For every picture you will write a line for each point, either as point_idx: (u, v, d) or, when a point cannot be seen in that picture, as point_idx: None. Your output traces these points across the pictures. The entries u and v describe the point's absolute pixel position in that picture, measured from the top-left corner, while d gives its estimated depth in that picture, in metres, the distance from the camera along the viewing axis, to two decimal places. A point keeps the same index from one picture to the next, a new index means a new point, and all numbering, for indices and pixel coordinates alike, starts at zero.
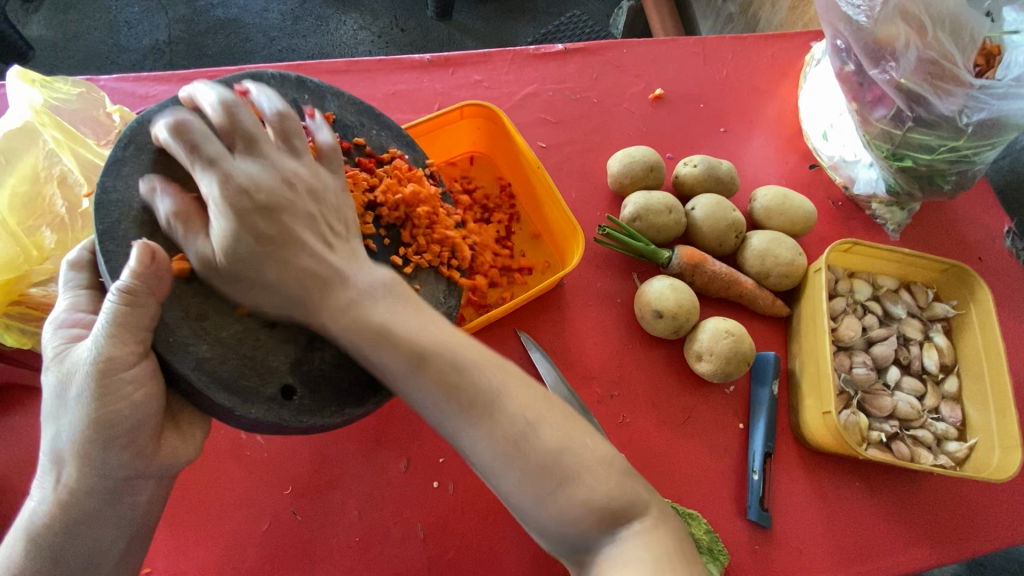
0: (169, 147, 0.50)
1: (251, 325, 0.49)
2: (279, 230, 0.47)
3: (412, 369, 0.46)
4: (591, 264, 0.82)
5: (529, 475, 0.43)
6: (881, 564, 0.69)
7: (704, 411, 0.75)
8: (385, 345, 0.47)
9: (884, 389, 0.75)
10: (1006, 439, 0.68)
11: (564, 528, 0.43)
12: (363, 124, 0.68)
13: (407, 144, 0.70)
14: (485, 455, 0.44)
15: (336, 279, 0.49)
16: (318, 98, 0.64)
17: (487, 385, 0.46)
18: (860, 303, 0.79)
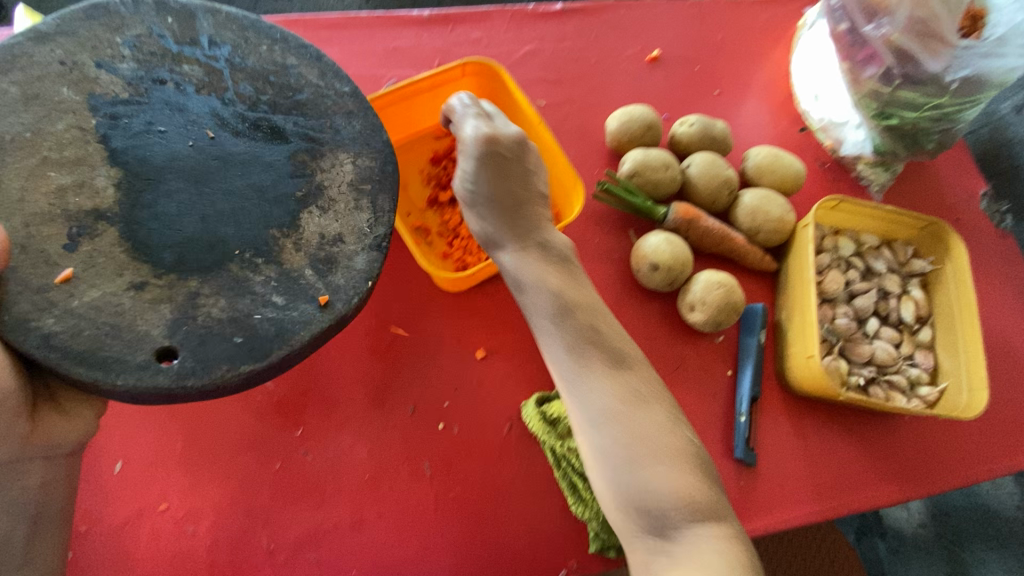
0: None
1: (112, 288, 0.47)
2: (504, 183, 0.59)
3: (550, 321, 0.58)
4: (589, 220, 0.85)
5: (602, 416, 0.54)
6: (857, 500, 0.74)
7: (694, 358, 0.79)
8: (536, 311, 0.58)
9: (863, 337, 0.79)
10: (973, 380, 0.74)
11: (637, 491, 0.52)
12: (249, 39, 0.58)
13: (307, 53, 0.59)
14: (568, 374, 0.56)
15: (555, 273, 0.59)
16: (185, 18, 0.56)
17: (597, 346, 0.57)
18: (844, 259, 0.83)
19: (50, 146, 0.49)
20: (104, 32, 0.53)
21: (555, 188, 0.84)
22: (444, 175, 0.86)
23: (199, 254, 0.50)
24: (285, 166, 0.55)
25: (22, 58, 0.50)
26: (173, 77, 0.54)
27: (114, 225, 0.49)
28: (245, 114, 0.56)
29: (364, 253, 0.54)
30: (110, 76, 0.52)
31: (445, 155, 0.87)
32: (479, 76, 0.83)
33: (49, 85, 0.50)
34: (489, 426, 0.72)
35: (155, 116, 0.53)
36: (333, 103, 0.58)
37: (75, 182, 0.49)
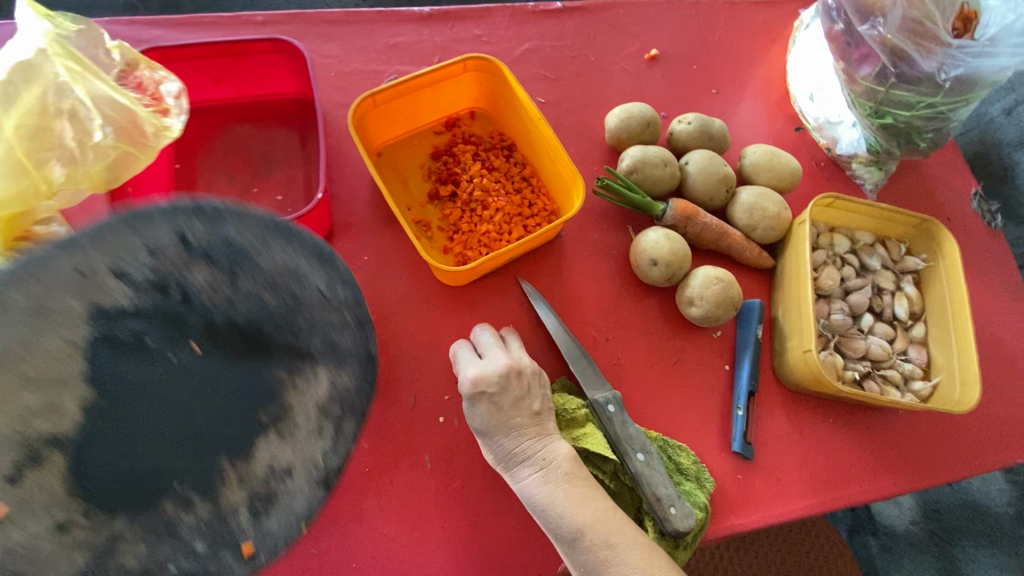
0: None
1: (36, 529, 0.42)
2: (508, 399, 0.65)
3: (557, 508, 0.58)
4: (587, 216, 0.85)
5: (609, 563, 0.56)
6: (852, 493, 0.75)
7: (692, 353, 0.80)
8: (540, 509, 0.59)
9: (858, 333, 0.80)
10: (965, 375, 0.75)
11: None
12: (266, 243, 0.47)
13: (320, 257, 0.49)
14: (578, 537, 0.57)
15: (559, 481, 0.60)
16: (211, 221, 0.44)
17: (599, 505, 0.59)
18: (839, 256, 0.84)
19: (34, 364, 0.41)
20: (128, 234, 0.42)
21: (555, 183, 0.84)
22: (444, 170, 0.86)
23: (136, 489, 0.45)
24: (259, 386, 0.50)
25: (40, 268, 0.39)
26: (184, 284, 0.46)
27: (62, 451, 0.43)
28: (235, 324, 0.49)
29: (308, 490, 0.48)
30: (118, 284, 0.43)
31: (446, 151, 0.87)
32: (479, 71, 0.84)
33: (54, 294, 0.41)
34: None
35: (146, 328, 0.46)
36: (329, 314, 0.50)
37: (44, 403, 0.42)
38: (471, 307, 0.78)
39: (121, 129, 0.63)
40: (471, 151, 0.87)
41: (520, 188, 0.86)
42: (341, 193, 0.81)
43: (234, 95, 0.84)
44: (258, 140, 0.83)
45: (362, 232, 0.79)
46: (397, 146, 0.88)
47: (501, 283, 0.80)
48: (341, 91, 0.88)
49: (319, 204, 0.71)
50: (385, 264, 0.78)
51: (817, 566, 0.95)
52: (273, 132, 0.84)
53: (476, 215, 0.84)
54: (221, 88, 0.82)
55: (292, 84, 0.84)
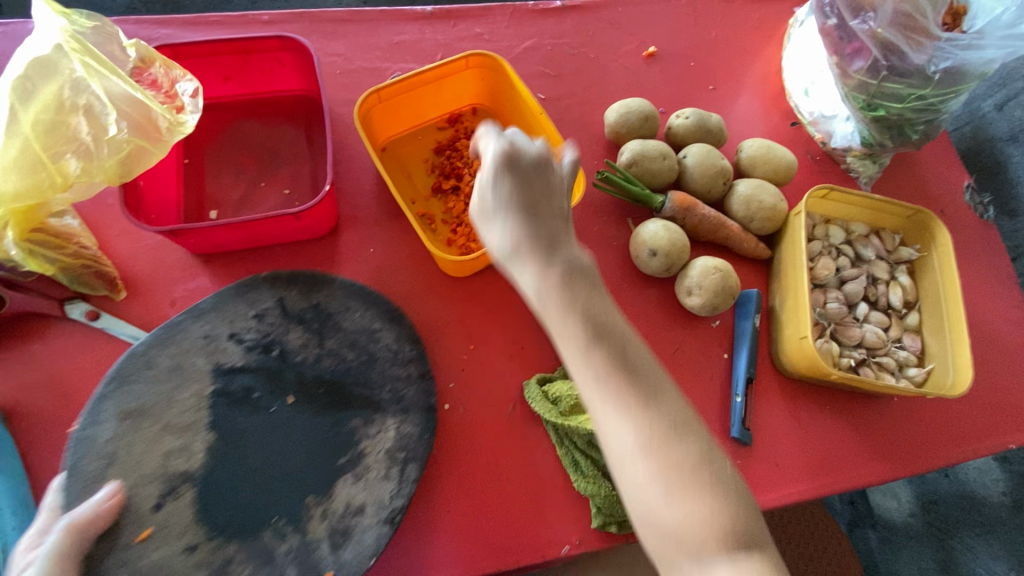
0: (146, 376, 0.66)
1: (172, 549, 0.60)
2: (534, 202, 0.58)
3: (566, 321, 0.54)
4: (588, 209, 0.87)
5: (615, 399, 0.53)
6: (849, 477, 0.77)
7: (692, 341, 0.81)
8: (544, 271, 0.55)
9: (853, 321, 0.82)
10: (959, 361, 0.77)
11: (680, 524, 0.50)
12: (350, 306, 0.74)
13: (392, 318, 0.74)
14: (587, 370, 0.54)
15: (572, 292, 0.55)
16: (307, 291, 0.74)
17: (614, 340, 0.55)
18: (834, 246, 0.86)
19: (174, 414, 0.65)
20: (241, 306, 0.71)
21: None
22: (447, 165, 0.88)
23: (245, 520, 0.63)
24: (338, 436, 0.68)
25: (180, 333, 0.68)
26: (282, 344, 0.71)
27: (191, 486, 0.63)
28: (321, 379, 0.70)
29: (376, 526, 0.64)
30: (234, 348, 0.69)
31: (449, 146, 0.89)
32: (485, 67, 0.86)
33: (189, 356, 0.68)
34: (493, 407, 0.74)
35: (256, 384, 0.69)
36: (398, 370, 0.71)
37: (179, 447, 0.64)
38: (475, 298, 0.80)
39: (135, 123, 0.64)
40: None
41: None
42: (347, 187, 0.83)
43: (242, 92, 0.86)
44: (265, 135, 0.84)
45: (368, 225, 0.81)
46: (402, 140, 0.90)
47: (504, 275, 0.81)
48: (346, 88, 0.90)
49: (327, 196, 0.73)
50: (391, 256, 0.80)
51: (816, 554, 0.98)
52: (280, 127, 0.85)
53: None
54: (229, 84, 0.84)
55: (298, 80, 0.85)
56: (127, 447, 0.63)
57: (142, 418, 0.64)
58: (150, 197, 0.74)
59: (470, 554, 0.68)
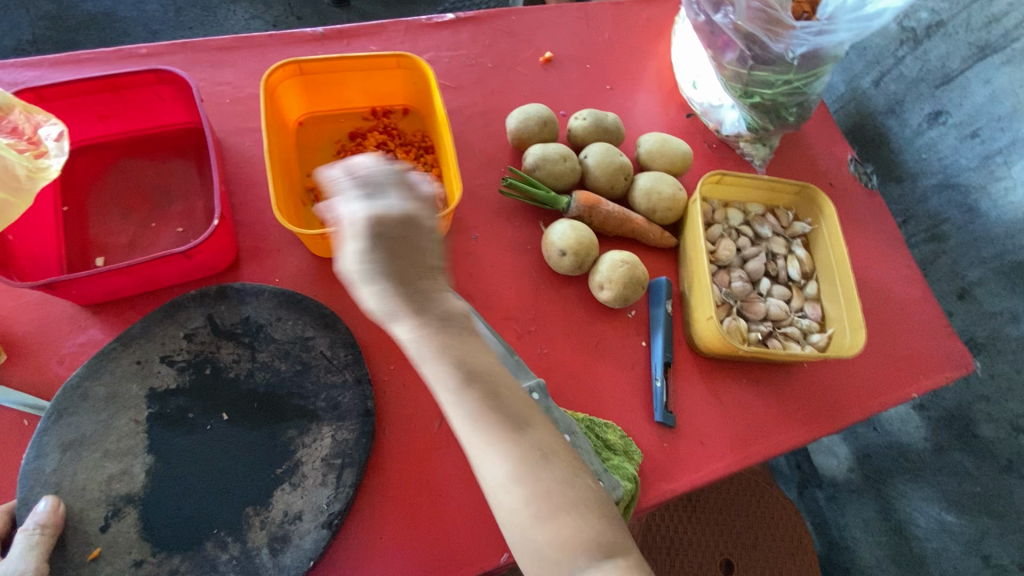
0: (84, 407, 0.65)
1: (121, 564, 0.59)
2: (396, 249, 0.49)
3: (436, 369, 0.50)
4: (498, 216, 0.88)
5: (484, 427, 0.51)
6: (769, 445, 0.80)
7: (611, 334, 0.83)
8: (422, 326, 0.49)
9: (757, 297, 0.86)
10: (853, 322, 0.82)
11: (551, 549, 0.50)
12: (280, 317, 0.73)
13: (325, 323, 0.73)
14: (460, 408, 0.51)
15: (448, 341, 0.50)
16: (234, 305, 0.72)
17: (483, 376, 0.51)
18: (734, 228, 0.90)
19: (112, 440, 0.64)
20: (171, 330, 0.70)
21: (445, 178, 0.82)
22: (349, 150, 0.86)
23: (184, 533, 0.61)
24: (275, 445, 0.66)
25: (112, 360, 0.67)
26: (214, 362, 0.69)
27: (135, 505, 0.62)
28: (254, 393, 0.68)
29: (315, 531, 0.63)
30: (166, 371, 0.68)
31: (360, 139, 0.87)
32: (403, 68, 0.84)
33: (123, 383, 0.67)
34: (421, 422, 0.73)
35: (189, 404, 0.67)
36: (333, 377, 0.70)
37: (120, 471, 0.63)
38: None
39: None
40: (386, 142, 0.87)
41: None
42: (249, 219, 0.81)
43: (124, 130, 0.82)
44: (154, 174, 0.81)
45: (272, 255, 0.79)
46: (302, 140, 0.87)
47: None
48: (238, 117, 0.87)
49: (219, 229, 0.70)
50: (300, 284, 0.78)
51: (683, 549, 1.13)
52: (171, 164, 0.82)
53: None
54: (107, 123, 0.80)
55: (184, 113, 0.83)
56: (70, 475, 0.62)
57: (83, 447, 0.63)
58: (24, 250, 0.69)
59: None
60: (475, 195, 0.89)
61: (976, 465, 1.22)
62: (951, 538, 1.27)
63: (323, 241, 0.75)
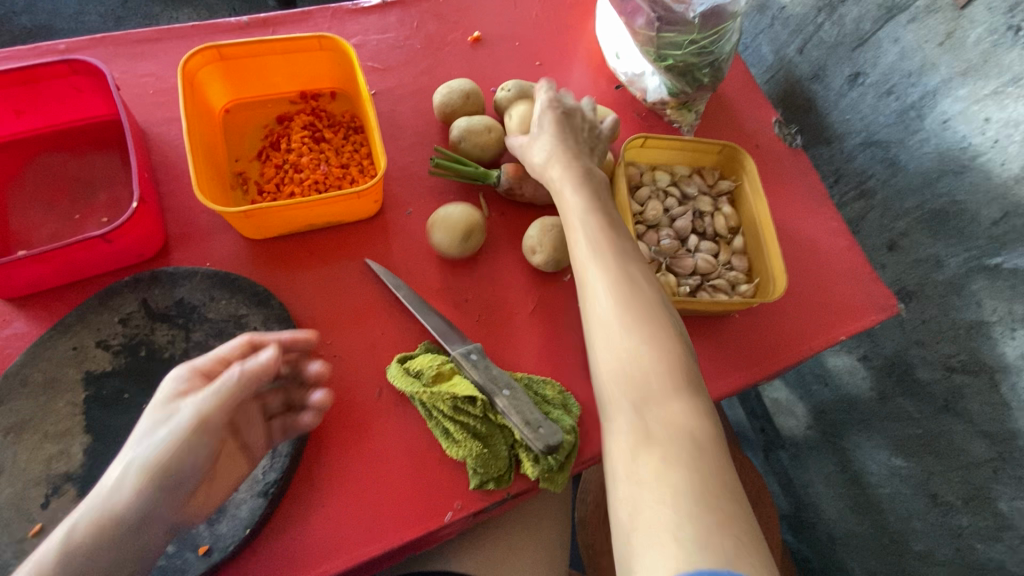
0: (23, 392, 0.64)
1: None
2: (569, 139, 0.74)
3: (589, 259, 0.65)
4: (431, 191, 0.90)
5: (613, 281, 0.62)
6: (703, 393, 0.83)
7: (547, 297, 0.85)
8: (579, 198, 0.69)
9: (686, 253, 0.90)
10: (775, 269, 0.85)
11: (649, 407, 0.56)
12: (214, 297, 0.73)
13: (259, 301, 0.73)
14: (603, 284, 0.62)
15: (605, 242, 0.65)
16: (169, 286, 0.72)
17: (643, 285, 0.63)
18: (662, 189, 0.93)
19: (51, 423, 0.63)
20: (105, 315, 0.69)
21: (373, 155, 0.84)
22: (276, 133, 0.87)
23: None
24: None
25: (50, 346, 0.66)
26: (150, 344, 0.69)
27: (74, 483, 0.61)
28: None
29: (251, 500, 0.65)
30: (102, 355, 0.67)
31: (288, 122, 0.88)
32: (326, 49, 0.85)
33: (61, 369, 0.66)
34: (362, 392, 0.74)
35: (126, 385, 0.67)
36: None
37: (59, 451, 0.62)
38: (327, 293, 0.79)
39: None
40: (313, 123, 0.88)
41: (346, 163, 0.85)
42: (180, 207, 0.81)
43: (42, 125, 0.81)
44: (78, 167, 0.81)
45: (202, 240, 0.79)
46: (230, 126, 0.88)
47: (354, 266, 0.82)
48: (163, 107, 0.87)
49: (139, 212, 0.70)
50: (234, 267, 0.79)
51: None
52: (96, 156, 0.82)
53: (294, 175, 0.83)
54: (24, 119, 0.79)
55: (104, 104, 0.82)
56: (13, 457, 0.61)
57: (23, 430, 0.62)
58: None
59: (349, 543, 0.66)
60: (408, 172, 0.90)
61: (916, 407, 1.20)
62: (901, 481, 1.26)
63: (250, 221, 0.75)
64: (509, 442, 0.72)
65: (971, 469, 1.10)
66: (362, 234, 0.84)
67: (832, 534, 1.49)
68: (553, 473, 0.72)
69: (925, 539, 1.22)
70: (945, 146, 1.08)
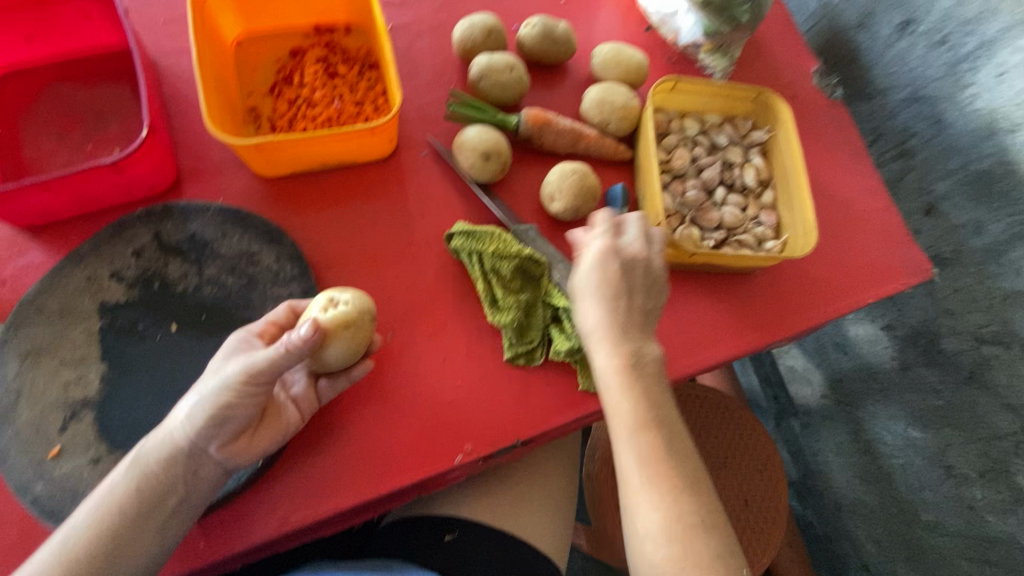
0: (40, 319, 0.64)
1: (79, 462, 0.60)
2: (623, 281, 0.64)
3: (623, 402, 0.61)
4: (447, 134, 0.86)
5: (622, 366, 0.61)
6: (720, 350, 0.81)
7: (564, 247, 0.83)
8: (596, 297, 0.63)
9: (712, 205, 0.86)
10: (806, 225, 0.81)
11: (656, 502, 0.58)
12: (226, 232, 0.72)
13: (271, 239, 0.72)
14: (610, 375, 0.62)
15: (653, 428, 0.61)
16: (182, 221, 0.71)
17: (661, 402, 0.62)
18: (690, 137, 0.88)
19: (68, 350, 0.64)
20: (119, 247, 0.69)
21: (389, 92, 0.80)
22: (289, 68, 0.84)
23: (140, 436, 0.62)
24: None
25: (65, 276, 0.66)
26: (163, 277, 0.69)
27: (91, 409, 0.62)
28: (202, 306, 0.68)
29: None
30: (116, 286, 0.67)
31: (301, 57, 0.85)
32: None
33: (76, 298, 0.66)
34: None
35: (141, 317, 0.67)
36: (279, 290, 0.70)
37: (76, 377, 0.63)
38: (339, 234, 0.78)
39: None
40: (327, 58, 0.84)
41: (360, 100, 0.82)
42: (192, 141, 0.79)
43: (53, 53, 0.79)
44: (88, 97, 0.79)
45: (213, 176, 0.77)
46: (241, 59, 0.84)
47: (367, 208, 0.80)
48: (173, 37, 0.84)
49: (150, 142, 0.68)
50: (246, 204, 0.77)
51: None
52: (106, 87, 0.80)
53: (306, 111, 0.80)
54: (34, 45, 0.77)
55: (113, 32, 0.79)
56: (32, 380, 0.62)
57: (41, 355, 0.63)
58: None
59: (359, 480, 0.67)
60: (424, 112, 0.87)
61: (939, 378, 1.16)
62: (915, 452, 1.24)
63: (261, 156, 0.73)
64: (548, 320, 0.77)
65: (990, 443, 1.07)
66: (376, 174, 0.82)
67: (839, 503, 1.49)
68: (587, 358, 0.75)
69: (936, 510, 1.20)
70: (999, 102, 1.01)
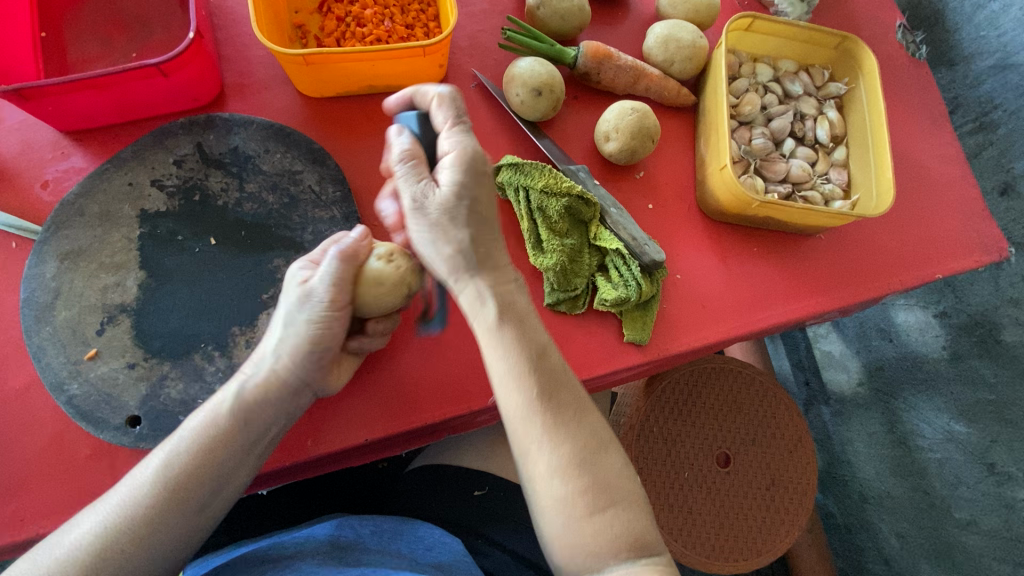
0: (80, 221, 0.63)
1: (115, 365, 0.59)
2: (458, 212, 0.51)
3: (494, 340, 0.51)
4: (500, 67, 0.82)
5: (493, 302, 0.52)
6: (775, 312, 0.76)
7: (614, 193, 0.78)
8: (439, 226, 0.51)
9: (780, 157, 0.80)
10: (880, 182, 0.75)
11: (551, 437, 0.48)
12: (269, 148, 0.69)
13: (315, 159, 0.69)
14: (477, 310, 0.52)
15: (533, 365, 0.50)
16: (224, 133, 0.69)
17: (535, 337, 0.52)
18: (761, 84, 0.83)
19: (106, 254, 0.63)
20: (160, 155, 0.67)
21: (443, 14, 0.76)
22: None
23: (175, 346, 0.61)
24: (262, 271, 0.65)
25: (106, 180, 0.65)
26: (203, 190, 0.67)
27: (129, 315, 0.61)
28: (241, 222, 0.66)
29: None
30: (156, 194, 0.66)
31: None
32: None
33: (115, 204, 0.65)
34: None
35: (180, 227, 0.65)
36: (321, 212, 0.67)
37: (115, 282, 0.62)
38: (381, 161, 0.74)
39: None
40: None
41: (411, 24, 0.77)
42: (236, 55, 0.76)
43: None
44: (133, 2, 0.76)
45: (257, 94, 0.75)
46: None
47: None
48: None
49: (196, 46, 0.65)
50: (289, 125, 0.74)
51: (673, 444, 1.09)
52: None
53: (354, 31, 0.76)
54: None
55: None
56: (70, 282, 0.61)
57: (80, 258, 0.62)
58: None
59: (389, 411, 0.65)
60: (476, 42, 0.82)
61: (993, 371, 1.10)
62: (957, 447, 1.16)
63: (308, 71, 0.69)
64: (594, 268, 0.73)
65: None
66: None
67: (864, 493, 1.37)
68: (634, 311, 0.71)
69: (972, 506, 1.12)
70: None
